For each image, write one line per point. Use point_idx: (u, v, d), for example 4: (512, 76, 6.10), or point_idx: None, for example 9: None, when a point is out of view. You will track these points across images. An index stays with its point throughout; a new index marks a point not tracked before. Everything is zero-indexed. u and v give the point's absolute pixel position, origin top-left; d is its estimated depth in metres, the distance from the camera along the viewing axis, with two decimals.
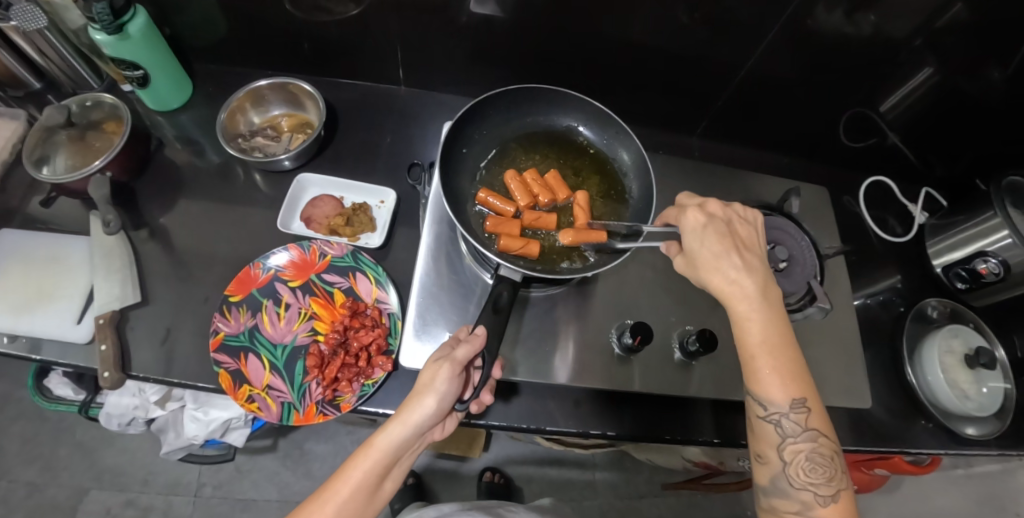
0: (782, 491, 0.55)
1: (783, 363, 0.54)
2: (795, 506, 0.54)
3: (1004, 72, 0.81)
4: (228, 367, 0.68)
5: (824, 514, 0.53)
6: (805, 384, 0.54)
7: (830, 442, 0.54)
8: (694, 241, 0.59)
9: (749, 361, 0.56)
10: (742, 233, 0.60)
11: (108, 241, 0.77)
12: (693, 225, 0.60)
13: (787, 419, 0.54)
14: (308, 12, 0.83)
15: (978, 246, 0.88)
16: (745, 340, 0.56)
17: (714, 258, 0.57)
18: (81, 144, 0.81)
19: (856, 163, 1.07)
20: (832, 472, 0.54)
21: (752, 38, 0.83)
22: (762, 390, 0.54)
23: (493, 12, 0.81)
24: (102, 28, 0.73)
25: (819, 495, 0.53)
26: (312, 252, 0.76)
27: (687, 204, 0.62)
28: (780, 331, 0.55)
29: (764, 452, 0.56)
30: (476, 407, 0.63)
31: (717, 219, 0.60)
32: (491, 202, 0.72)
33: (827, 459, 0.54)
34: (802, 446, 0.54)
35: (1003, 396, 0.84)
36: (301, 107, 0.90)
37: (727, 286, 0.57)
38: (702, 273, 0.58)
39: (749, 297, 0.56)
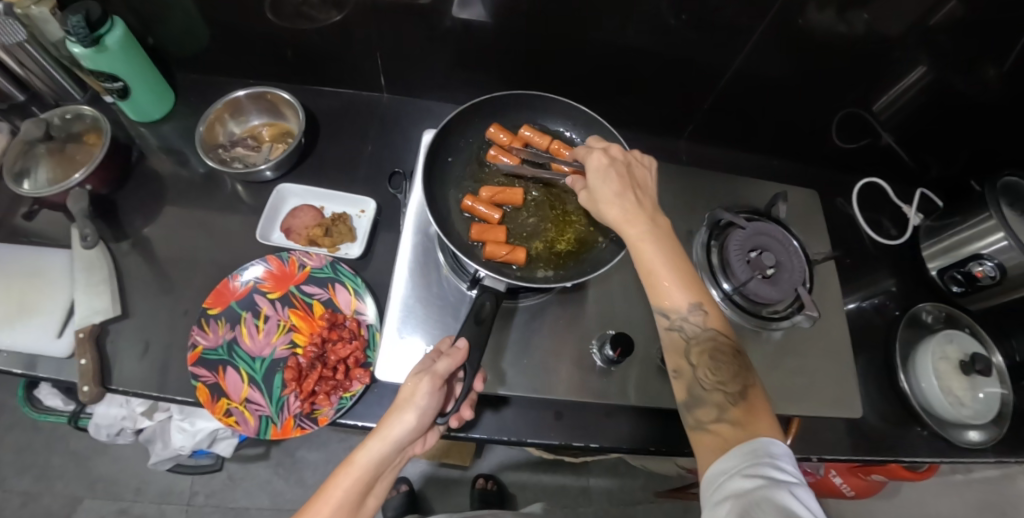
0: (698, 401, 0.52)
1: (682, 276, 0.53)
2: (713, 413, 0.51)
3: (1000, 68, 0.79)
4: (206, 380, 0.67)
5: (742, 412, 0.50)
6: (701, 288, 0.54)
7: (732, 340, 0.54)
8: (597, 180, 0.57)
9: (649, 279, 0.54)
10: (640, 175, 0.59)
11: (88, 254, 0.76)
12: (598, 164, 0.58)
13: (691, 324, 0.53)
14: (289, 21, 0.82)
15: (973, 249, 0.86)
16: (642, 260, 0.54)
17: (611, 189, 0.56)
18: (62, 156, 0.81)
19: (848, 165, 1.05)
20: (738, 370, 0.53)
21: (739, 38, 0.81)
22: (660, 300, 0.54)
23: (475, 17, 0.80)
24: (78, 41, 0.73)
25: (731, 394, 0.51)
26: (291, 263, 0.76)
27: (592, 146, 0.61)
28: (673, 247, 0.54)
29: (678, 365, 0.55)
30: (456, 422, 0.62)
31: (618, 162, 0.59)
32: (477, 209, 0.71)
33: (730, 358, 0.54)
34: (706, 347, 0.54)
35: (998, 402, 0.82)
36: (282, 116, 0.90)
37: (622, 215, 0.55)
38: (601, 205, 0.57)
39: (640, 220, 0.55)
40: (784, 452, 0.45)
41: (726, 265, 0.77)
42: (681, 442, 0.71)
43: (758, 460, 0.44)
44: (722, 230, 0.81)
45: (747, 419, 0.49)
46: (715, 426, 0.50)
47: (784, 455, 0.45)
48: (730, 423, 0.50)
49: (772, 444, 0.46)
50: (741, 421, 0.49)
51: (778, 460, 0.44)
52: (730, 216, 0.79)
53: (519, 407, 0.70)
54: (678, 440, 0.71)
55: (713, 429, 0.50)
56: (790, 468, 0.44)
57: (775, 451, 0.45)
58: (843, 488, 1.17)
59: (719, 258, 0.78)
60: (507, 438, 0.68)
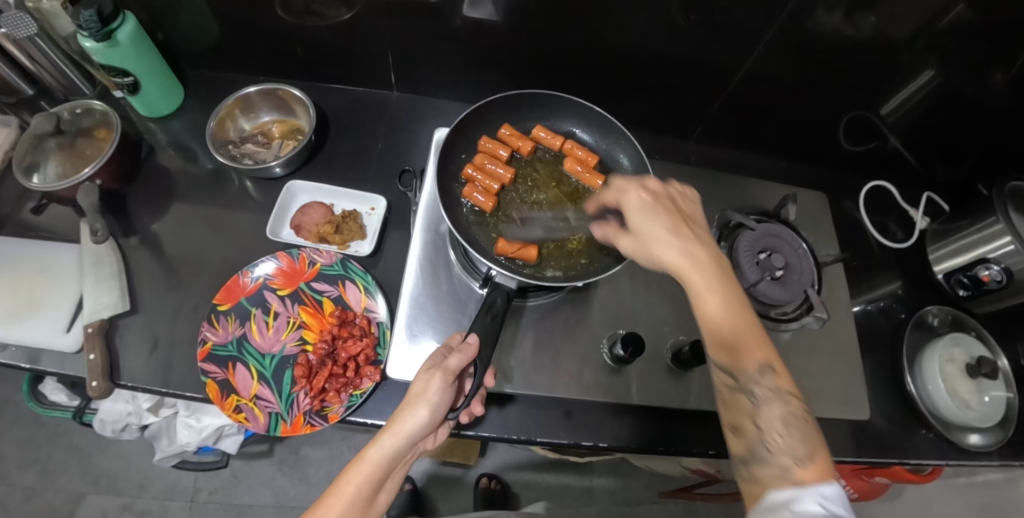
0: (760, 459, 0.48)
1: (746, 328, 0.52)
2: (776, 473, 0.47)
3: (1006, 73, 0.79)
4: (216, 377, 0.67)
5: (810, 477, 0.46)
6: (769, 346, 0.51)
7: (802, 403, 0.51)
8: (642, 220, 0.56)
9: (712, 332, 0.52)
10: (686, 209, 0.58)
11: (98, 249, 0.76)
12: (639, 203, 0.57)
13: (757, 382, 0.51)
14: (300, 17, 0.82)
15: (979, 254, 0.87)
16: (705, 310, 0.52)
17: (665, 231, 0.54)
18: (71, 151, 0.81)
19: (855, 167, 1.05)
20: (808, 433, 0.49)
21: (749, 40, 0.81)
22: (727, 354, 0.51)
23: (485, 16, 0.80)
24: (90, 35, 0.72)
25: (799, 457, 0.47)
26: (301, 260, 0.76)
27: (629, 181, 0.59)
28: (739, 301, 0.52)
29: (738, 422, 0.52)
30: (466, 417, 0.63)
31: (660, 198, 0.58)
32: (476, 197, 0.71)
33: (801, 421, 0.50)
34: (774, 408, 0.50)
35: (1004, 405, 0.82)
36: (291, 113, 0.90)
37: (682, 259, 0.53)
38: (653, 250, 0.55)
39: (705, 267, 0.53)
40: (836, 495, 0.44)
41: (736, 266, 0.77)
42: (689, 442, 0.71)
43: (807, 499, 0.44)
44: (731, 231, 0.81)
45: (813, 482, 0.45)
46: (776, 485, 0.46)
47: (834, 495, 0.44)
48: (794, 485, 0.46)
49: (824, 487, 0.45)
50: (808, 484, 0.45)
51: (829, 501, 0.44)
52: (740, 218, 0.79)
53: (527, 406, 0.70)
54: (687, 440, 0.71)
55: (776, 489, 0.46)
56: (842, 510, 0.43)
57: (827, 497, 0.44)
58: (846, 490, 1.17)
59: (728, 259, 0.78)
60: (516, 437, 0.68)
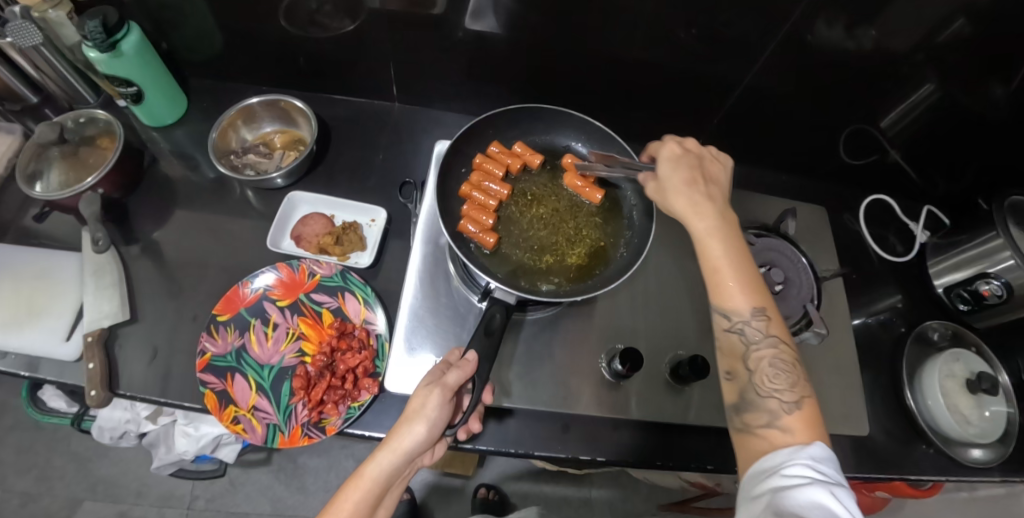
0: (750, 404, 0.51)
1: (743, 274, 0.53)
2: (765, 418, 0.49)
3: (1007, 88, 0.79)
4: (214, 387, 0.67)
5: (795, 422, 0.48)
6: (762, 291, 0.53)
7: (792, 348, 0.52)
8: (667, 169, 0.60)
9: (712, 277, 0.54)
10: (711, 169, 0.60)
11: (99, 258, 0.77)
12: (669, 155, 0.61)
13: (751, 327, 0.52)
14: (303, 28, 0.83)
15: (979, 269, 0.87)
16: (706, 257, 0.54)
17: (682, 180, 0.58)
18: (74, 160, 0.82)
19: (855, 180, 1.06)
20: (796, 379, 0.51)
21: (749, 54, 0.82)
22: (721, 299, 0.53)
23: (487, 29, 0.80)
24: (95, 46, 0.73)
25: (785, 401, 0.50)
26: (301, 271, 0.76)
27: (668, 138, 0.63)
28: (740, 252, 0.54)
29: (733, 367, 0.53)
30: (464, 435, 0.63)
31: (690, 155, 0.61)
32: (477, 218, 0.70)
33: (789, 367, 0.52)
34: (765, 353, 0.52)
35: (1005, 421, 0.82)
36: (293, 123, 0.90)
37: (689, 207, 0.56)
38: (669, 197, 0.59)
39: (707, 217, 0.56)
40: (826, 457, 0.45)
41: None
42: (687, 457, 0.71)
43: (794, 460, 0.45)
44: None
45: (800, 431, 0.48)
46: (766, 432, 0.49)
47: (823, 457, 0.45)
48: (781, 430, 0.48)
49: (812, 446, 0.46)
50: (791, 429, 0.48)
51: (818, 463, 0.44)
52: (739, 232, 0.80)
53: (525, 419, 0.70)
54: (685, 455, 0.71)
55: (764, 433, 0.49)
56: (832, 471, 0.44)
57: (815, 454, 0.45)
58: None
59: None
60: (513, 451, 0.68)
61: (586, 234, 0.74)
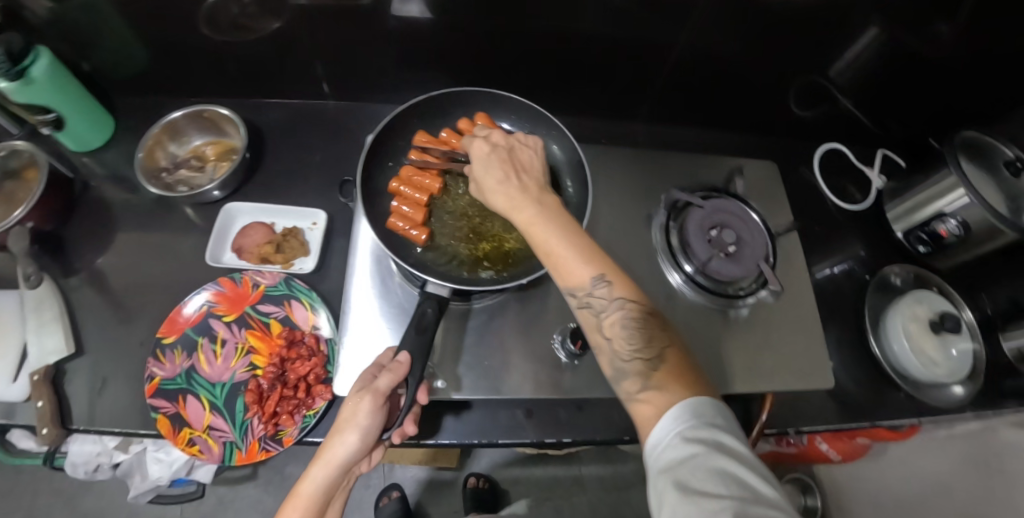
0: (621, 374, 0.50)
1: (577, 251, 0.52)
2: (638, 383, 0.48)
3: (952, 23, 0.78)
4: (166, 412, 0.66)
5: (664, 379, 0.47)
6: (600, 260, 0.52)
7: (640, 304, 0.51)
8: (482, 164, 0.58)
9: (551, 263, 0.53)
10: (521, 155, 0.59)
11: (36, 293, 0.74)
12: (478, 152, 0.58)
13: (595, 298, 0.51)
14: (223, 33, 0.79)
15: (936, 207, 0.85)
16: (536, 243, 0.53)
17: (494, 175, 0.56)
18: (2, 197, 0.80)
19: (806, 132, 1.04)
20: (653, 334, 0.50)
21: (685, 13, 0.79)
22: (564, 280, 0.52)
23: (412, 13, 0.78)
24: (1, 76, 0.70)
25: (649, 360, 0.49)
26: (244, 283, 0.74)
27: (477, 133, 0.61)
28: (564, 226, 0.53)
29: (598, 343, 0.52)
30: (398, 438, 0.57)
31: (499, 147, 0.59)
32: (403, 212, 0.69)
33: (645, 323, 0.51)
34: (616, 319, 0.51)
35: (971, 358, 0.81)
36: (225, 133, 0.88)
37: (505, 200, 0.55)
38: (484, 193, 0.57)
39: (524, 204, 0.54)
40: (707, 409, 0.45)
41: (686, 245, 0.76)
42: None
43: (692, 426, 0.44)
44: (680, 211, 0.79)
45: (670, 389, 0.47)
46: (642, 396, 0.48)
47: (712, 412, 0.45)
48: (653, 393, 0.47)
49: (691, 402, 0.45)
50: (664, 387, 0.47)
51: (710, 421, 0.44)
52: (686, 196, 0.77)
53: (485, 408, 0.70)
54: None
55: (643, 398, 0.47)
56: (723, 424, 0.44)
57: (686, 407, 0.45)
58: (829, 453, 1.15)
59: (678, 238, 0.77)
60: (478, 441, 0.68)
61: None
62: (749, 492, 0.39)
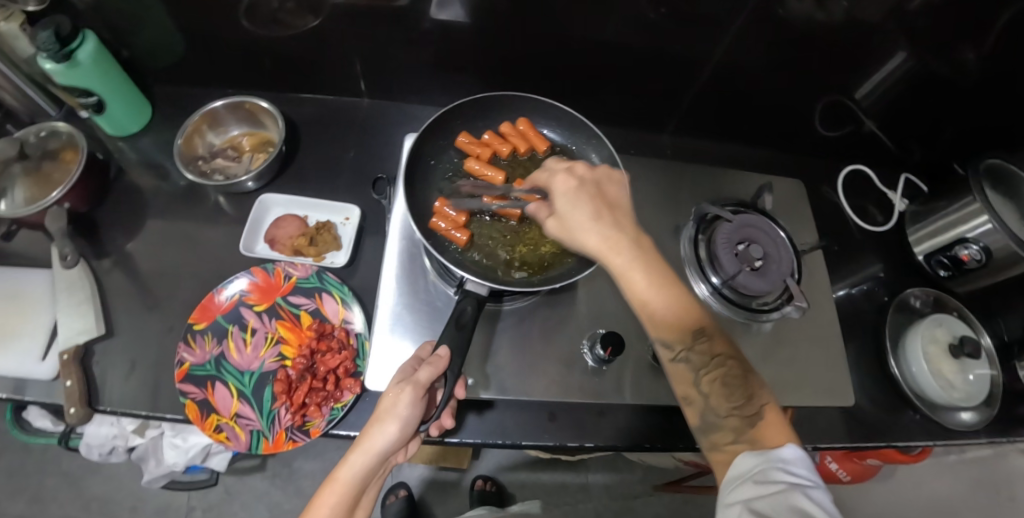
0: (715, 426, 0.51)
1: (675, 303, 0.52)
2: (730, 436, 0.49)
3: (979, 53, 0.80)
4: (195, 397, 0.66)
5: (759, 434, 0.48)
6: (697, 313, 0.52)
7: (738, 360, 0.52)
8: (566, 205, 0.56)
9: (642, 311, 0.52)
10: (611, 193, 0.57)
11: (69, 273, 0.75)
12: (565, 187, 0.57)
13: (694, 350, 0.52)
14: (265, 27, 0.81)
15: (958, 233, 0.86)
16: (632, 291, 0.52)
17: (585, 215, 0.54)
18: (38, 175, 0.80)
19: (831, 152, 1.05)
20: (749, 389, 0.51)
21: (719, 30, 0.81)
22: (659, 330, 0.52)
23: (452, 17, 0.79)
24: (50, 57, 0.71)
25: (747, 416, 0.49)
26: (276, 275, 0.75)
27: (556, 166, 0.59)
28: (662, 276, 0.52)
29: (687, 393, 0.53)
30: (435, 431, 0.62)
31: (587, 182, 0.57)
32: (445, 213, 0.69)
33: (740, 380, 0.52)
34: (715, 372, 0.52)
35: (989, 383, 0.82)
36: (261, 126, 0.89)
37: (601, 243, 0.53)
38: (574, 234, 0.55)
39: (623, 248, 0.53)
40: (798, 457, 0.45)
41: (714, 258, 0.77)
42: (676, 437, 0.71)
43: (770, 466, 0.45)
44: (709, 224, 0.81)
45: (767, 441, 0.48)
46: (734, 449, 0.48)
47: (797, 459, 0.45)
48: (749, 446, 0.48)
49: (784, 449, 0.46)
50: (760, 440, 0.48)
51: (790, 465, 0.44)
52: (716, 210, 0.79)
53: (509, 409, 0.70)
54: (674, 436, 0.71)
55: (731, 450, 0.48)
56: (806, 472, 0.44)
57: (786, 457, 0.45)
58: (839, 473, 1.17)
59: (706, 251, 0.78)
60: (501, 442, 0.68)
61: None
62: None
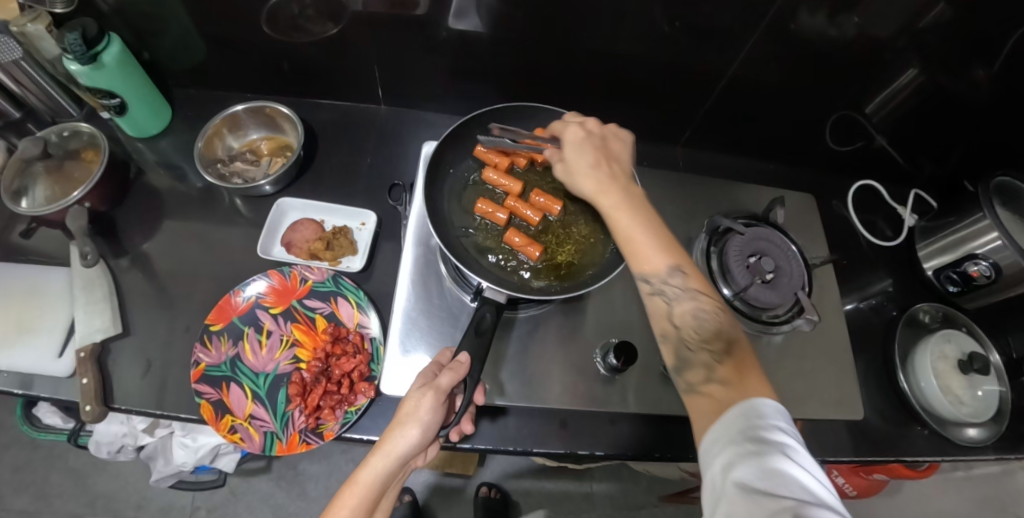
0: (687, 363, 0.52)
1: (659, 241, 0.55)
2: (703, 375, 0.51)
3: (989, 70, 0.81)
4: (210, 398, 0.67)
5: (730, 373, 0.50)
6: (679, 251, 0.55)
7: (715, 300, 0.54)
8: (572, 153, 0.61)
9: (627, 247, 0.56)
10: (615, 147, 0.63)
11: (88, 272, 0.76)
12: (573, 138, 0.62)
13: (671, 284, 0.54)
14: (285, 33, 0.82)
15: (967, 249, 0.88)
16: (617, 227, 0.57)
17: (586, 161, 0.60)
18: (59, 175, 0.81)
19: (842, 167, 1.06)
20: (723, 330, 0.53)
21: (733, 45, 0.82)
22: (640, 264, 0.54)
23: (470, 27, 0.80)
24: (75, 59, 0.72)
25: (717, 353, 0.52)
26: (293, 278, 0.76)
27: (569, 121, 0.64)
28: (648, 219, 0.57)
29: (663, 329, 0.54)
30: (456, 436, 0.64)
31: (595, 135, 0.63)
32: None
33: (714, 317, 0.53)
34: (689, 307, 0.53)
35: (998, 399, 0.82)
36: (279, 130, 0.90)
37: (596, 185, 0.59)
38: (575, 177, 0.60)
39: (614, 192, 0.58)
40: (777, 410, 0.46)
41: (726, 271, 0.77)
42: (686, 448, 0.71)
43: (753, 421, 0.45)
44: (721, 236, 0.81)
45: (732, 378, 0.50)
46: (706, 387, 0.51)
47: (778, 413, 0.46)
48: (718, 382, 0.50)
49: (767, 404, 0.46)
50: (731, 381, 0.50)
51: (773, 417, 0.46)
52: (729, 223, 0.80)
53: (520, 417, 0.70)
54: (683, 446, 0.71)
55: (707, 391, 0.50)
56: (782, 422, 0.46)
57: (764, 407, 0.46)
58: (846, 489, 1.18)
59: (719, 263, 0.79)
60: (512, 449, 0.68)
61: (575, 231, 0.74)
62: (808, 484, 0.42)
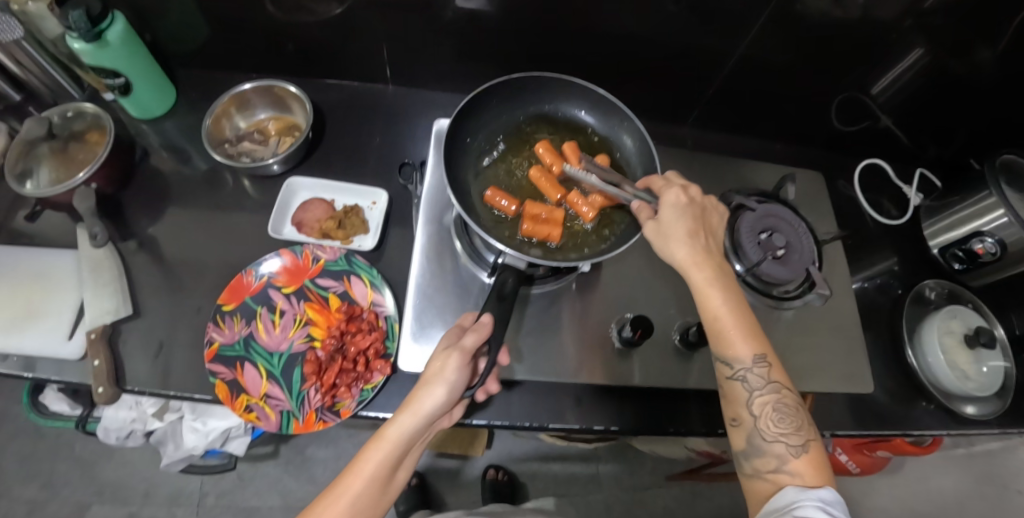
0: (759, 450, 0.54)
1: (744, 322, 0.56)
2: (773, 463, 0.53)
3: (994, 50, 0.82)
4: (225, 377, 0.67)
5: (801, 466, 0.52)
6: (762, 338, 0.56)
7: (794, 393, 0.55)
8: (670, 214, 0.61)
9: (713, 325, 0.57)
10: (711, 220, 0.63)
11: (97, 253, 0.76)
12: (674, 201, 0.61)
13: (751, 371, 0.55)
14: (290, 13, 0.81)
15: (974, 227, 0.88)
16: (706, 306, 0.57)
17: (684, 229, 0.59)
18: (63, 156, 0.80)
19: (848, 147, 1.06)
20: (800, 423, 0.54)
21: (741, 24, 0.82)
22: (724, 348, 0.56)
23: (478, 6, 0.79)
24: (79, 36, 0.71)
25: (792, 446, 0.53)
26: (305, 257, 0.76)
27: (672, 181, 0.63)
28: (737, 296, 0.57)
29: (737, 413, 0.56)
30: (482, 395, 0.65)
31: (695, 204, 0.62)
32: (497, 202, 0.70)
33: (792, 410, 0.55)
34: (769, 398, 0.55)
35: (1003, 375, 0.84)
36: (287, 110, 0.89)
37: (690, 257, 0.58)
38: (670, 244, 0.59)
39: (706, 267, 0.58)
40: (834, 499, 0.48)
41: (738, 246, 0.77)
42: (697, 423, 0.72)
43: (806, 502, 0.48)
44: (733, 213, 0.82)
45: (806, 475, 0.51)
46: (775, 477, 0.52)
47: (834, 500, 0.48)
48: (790, 475, 0.51)
49: (823, 490, 0.49)
50: (802, 475, 0.51)
51: (828, 505, 0.47)
52: (741, 199, 0.80)
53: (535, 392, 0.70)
54: (695, 421, 0.72)
55: (772, 477, 0.52)
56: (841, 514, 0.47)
57: (824, 497, 0.48)
58: (848, 465, 1.18)
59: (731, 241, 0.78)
60: (528, 424, 0.69)
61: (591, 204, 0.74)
62: None
